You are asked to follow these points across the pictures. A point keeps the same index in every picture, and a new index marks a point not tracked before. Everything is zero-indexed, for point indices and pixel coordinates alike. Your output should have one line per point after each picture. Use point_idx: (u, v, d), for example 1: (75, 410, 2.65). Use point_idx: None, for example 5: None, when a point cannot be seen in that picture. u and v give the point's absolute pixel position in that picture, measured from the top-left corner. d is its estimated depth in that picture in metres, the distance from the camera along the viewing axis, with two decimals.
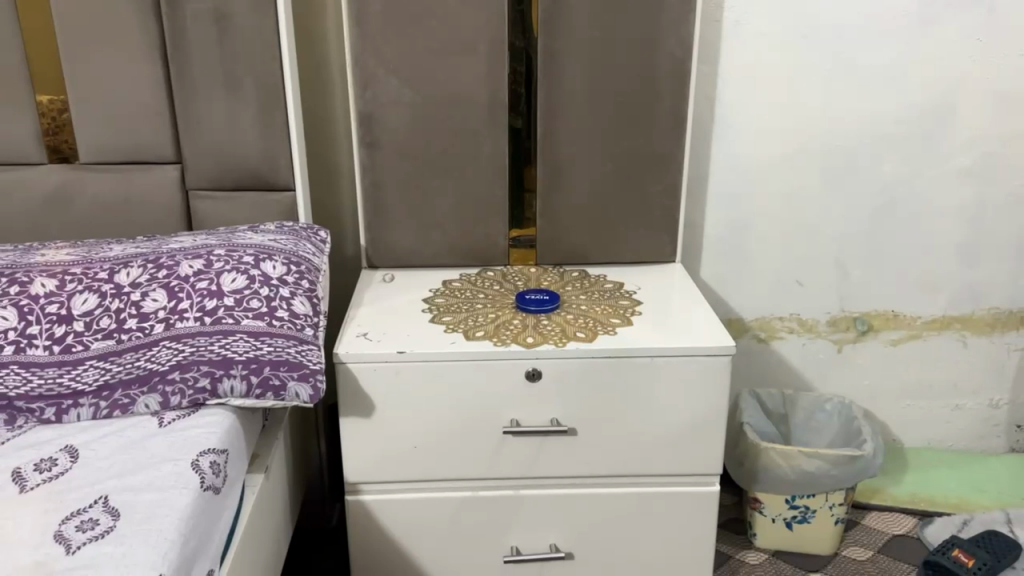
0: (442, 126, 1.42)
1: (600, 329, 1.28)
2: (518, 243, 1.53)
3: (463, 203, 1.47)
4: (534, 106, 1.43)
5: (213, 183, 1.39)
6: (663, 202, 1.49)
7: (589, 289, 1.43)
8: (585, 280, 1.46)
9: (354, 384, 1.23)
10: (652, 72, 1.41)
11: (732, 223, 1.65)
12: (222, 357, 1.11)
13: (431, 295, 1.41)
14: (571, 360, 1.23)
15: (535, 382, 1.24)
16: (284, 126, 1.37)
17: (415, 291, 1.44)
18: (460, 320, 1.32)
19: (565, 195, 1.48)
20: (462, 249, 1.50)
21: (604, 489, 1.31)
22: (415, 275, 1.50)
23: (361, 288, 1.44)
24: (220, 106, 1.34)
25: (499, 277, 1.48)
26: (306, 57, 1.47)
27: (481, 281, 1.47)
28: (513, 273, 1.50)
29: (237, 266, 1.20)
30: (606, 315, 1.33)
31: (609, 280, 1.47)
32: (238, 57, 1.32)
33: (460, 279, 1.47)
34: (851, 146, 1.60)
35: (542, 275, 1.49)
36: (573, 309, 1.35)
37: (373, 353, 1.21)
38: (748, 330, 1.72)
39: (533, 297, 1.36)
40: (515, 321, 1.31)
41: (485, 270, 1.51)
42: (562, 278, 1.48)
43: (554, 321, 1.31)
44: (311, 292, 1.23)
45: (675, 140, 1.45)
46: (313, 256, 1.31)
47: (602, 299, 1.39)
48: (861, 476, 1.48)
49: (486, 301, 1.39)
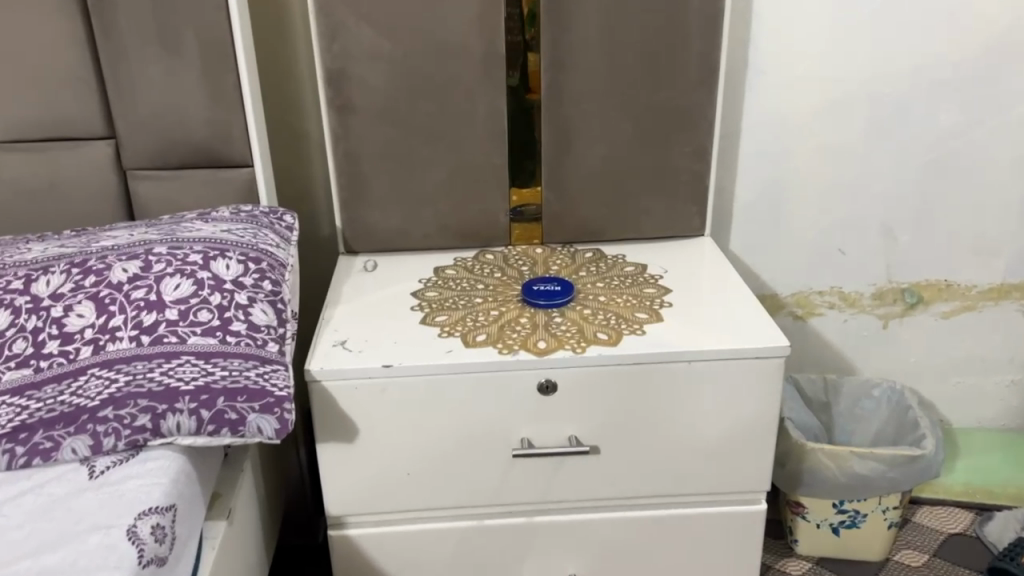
0: (427, 83, 1.19)
1: (623, 328, 1.07)
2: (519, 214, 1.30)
3: (456, 176, 1.25)
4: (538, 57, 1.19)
5: (155, 162, 1.16)
6: (692, 168, 1.27)
7: (608, 275, 1.22)
8: (602, 265, 1.25)
9: (333, 406, 1.02)
10: (679, 11, 1.17)
11: (767, 187, 1.43)
12: (164, 387, 0.90)
13: (420, 287, 1.20)
14: (592, 369, 1.03)
15: (549, 395, 1.04)
16: (236, 92, 1.13)
17: (402, 282, 1.22)
18: (458, 320, 1.11)
19: (577, 163, 1.25)
20: (456, 229, 1.28)
21: (633, 511, 1.12)
22: (403, 262, 1.28)
23: (338, 279, 1.23)
24: (156, 67, 1.10)
25: (500, 262, 1.27)
26: (262, 3, 1.22)
27: (479, 268, 1.25)
28: (516, 256, 1.28)
29: (181, 269, 0.98)
30: (630, 309, 1.12)
31: (630, 262, 1.25)
32: (173, 6, 1.07)
33: (454, 265, 1.26)
34: (903, 94, 1.37)
35: (551, 259, 1.27)
36: (590, 302, 1.14)
37: (354, 370, 1.00)
38: (783, 306, 1.52)
39: (542, 289, 1.14)
40: (524, 321, 1.10)
41: (483, 254, 1.29)
42: (574, 263, 1.26)
43: (569, 318, 1.10)
44: (274, 296, 1.02)
45: (705, 93, 1.22)
46: (276, 249, 1.09)
47: (622, 287, 1.18)
48: (921, 478, 1.30)
49: (486, 293, 1.17)
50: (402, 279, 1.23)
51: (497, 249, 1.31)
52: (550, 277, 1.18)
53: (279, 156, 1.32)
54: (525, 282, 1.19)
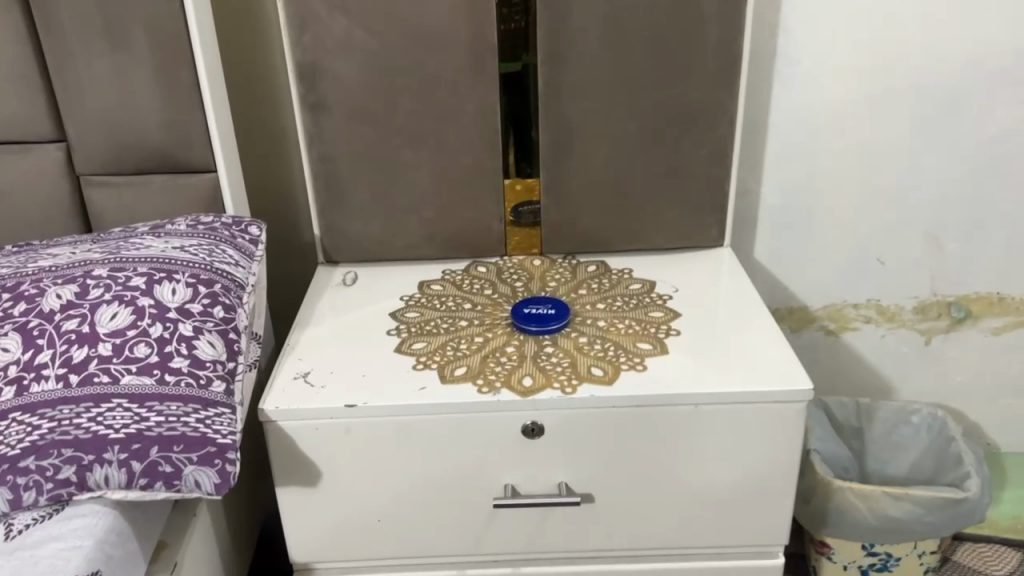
0: (409, 79, 1.06)
1: (620, 361, 0.94)
2: (517, 216, 1.17)
3: (443, 181, 1.12)
4: (534, 48, 1.06)
5: (110, 168, 1.05)
6: (709, 173, 1.12)
7: (610, 294, 1.09)
8: (606, 282, 1.12)
9: (292, 448, 0.91)
10: None
11: (796, 190, 1.28)
12: (91, 435, 0.79)
13: (401, 306, 1.08)
14: (583, 411, 0.90)
15: (535, 439, 0.92)
16: (194, 90, 1.02)
17: (382, 300, 1.10)
18: (437, 348, 0.99)
19: (579, 166, 1.12)
20: (445, 238, 1.16)
21: (632, 563, 1.01)
22: (386, 275, 1.16)
23: (313, 295, 1.11)
24: (103, 63, 0.99)
25: (492, 276, 1.14)
26: None
27: (468, 284, 1.12)
28: (511, 269, 1.16)
29: (120, 296, 0.88)
30: (631, 338, 0.99)
31: (636, 278, 1.12)
32: None
33: (441, 280, 1.13)
34: (955, 86, 1.20)
35: (549, 274, 1.14)
36: (587, 329, 1.01)
37: (313, 410, 0.89)
38: (813, 320, 1.38)
39: (534, 312, 1.02)
40: (510, 351, 0.98)
41: (475, 267, 1.17)
42: (574, 280, 1.13)
43: (562, 348, 0.97)
44: (225, 325, 0.91)
45: (724, 88, 1.08)
46: (234, 267, 0.98)
47: (625, 309, 1.05)
48: (964, 522, 1.16)
49: (472, 315, 1.05)
50: (382, 296, 1.11)
51: (491, 260, 1.19)
52: (545, 297, 1.06)
53: (254, 156, 1.20)
54: (517, 302, 1.06)
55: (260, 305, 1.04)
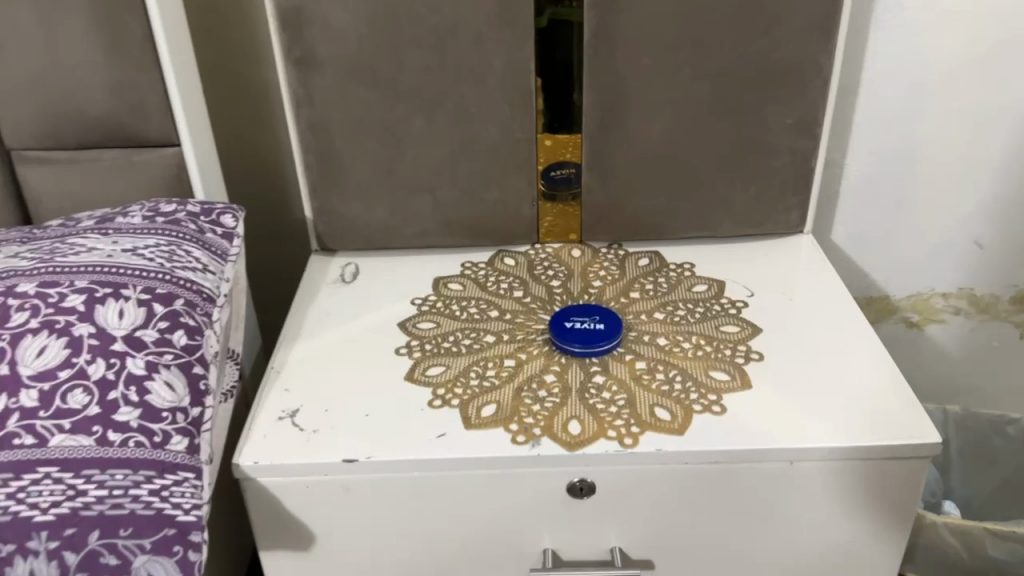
0: (421, 28, 0.83)
1: (689, 401, 0.75)
2: (551, 181, 0.95)
3: (463, 155, 0.91)
4: None
5: (48, 143, 0.84)
6: (793, 146, 0.91)
7: (669, 299, 0.88)
8: (663, 283, 0.91)
9: (278, 508, 0.73)
10: None
11: (886, 162, 1.06)
12: (11, 517, 0.61)
13: (412, 314, 0.88)
14: (646, 468, 0.71)
15: (582, 498, 0.72)
16: (147, 44, 0.79)
17: (388, 304, 0.90)
18: (459, 374, 0.79)
19: (632, 136, 0.90)
20: (464, 224, 0.95)
21: None
22: (393, 270, 0.96)
23: (303, 296, 0.91)
24: (27, 10, 0.76)
25: (522, 271, 0.94)
26: None
27: (493, 283, 0.92)
28: (545, 262, 0.95)
29: (50, 323, 0.68)
30: (700, 364, 0.79)
31: (700, 277, 0.91)
32: None
33: (459, 278, 0.93)
34: None
35: (590, 271, 0.94)
36: (643, 351, 0.81)
37: (303, 465, 0.70)
38: (895, 310, 1.18)
39: (579, 327, 0.82)
40: (550, 381, 0.78)
41: (501, 260, 0.96)
42: (622, 279, 0.92)
43: (615, 378, 0.78)
44: (188, 356, 0.71)
45: (819, 41, 0.85)
46: (201, 273, 0.78)
47: (690, 321, 0.85)
48: None
49: (501, 327, 0.85)
50: (388, 299, 0.91)
51: (521, 250, 0.98)
52: (591, 304, 0.86)
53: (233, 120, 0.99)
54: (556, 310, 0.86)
55: (238, 314, 0.84)
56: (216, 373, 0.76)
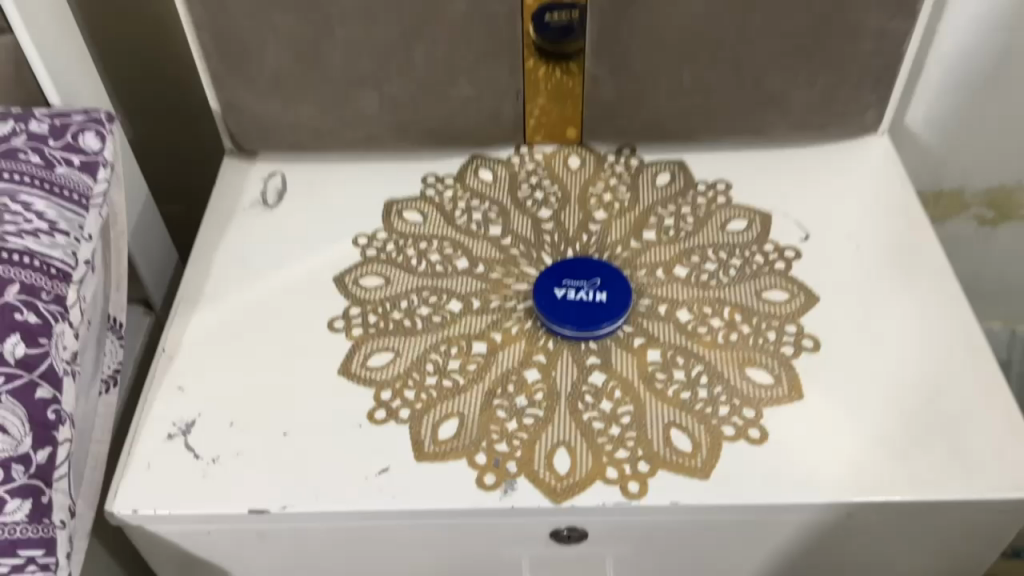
0: None
1: (717, 421, 0.56)
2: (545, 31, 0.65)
3: (419, 38, 0.65)
4: None
5: None
6: (882, 29, 0.65)
7: (695, 245, 0.67)
8: (687, 218, 0.69)
9: (177, 551, 0.56)
10: None
11: (988, 27, 0.80)
12: None
13: (352, 264, 0.67)
14: (654, 518, 0.54)
15: (569, 542, 0.56)
16: None
17: (323, 246, 0.69)
18: (413, 364, 0.60)
19: (657, 13, 0.64)
20: (426, 127, 0.71)
21: None
22: (332, 187, 0.73)
23: (212, 231, 0.69)
24: None
25: (502, 195, 0.71)
26: None
27: (462, 215, 0.70)
28: (533, 180, 0.72)
29: None
30: (731, 358, 0.59)
31: (737, 209, 0.69)
32: None
33: (415, 209, 0.70)
34: None
35: (590, 196, 0.71)
36: (656, 334, 0.61)
37: (201, 513, 0.53)
38: (966, 205, 0.95)
39: (572, 298, 0.61)
40: (532, 383, 0.58)
41: (476, 176, 0.73)
42: (632, 210, 0.70)
43: (620, 377, 0.58)
44: (26, 375, 0.51)
45: None
46: (46, 236, 0.55)
47: (721, 284, 0.64)
48: None
49: (470, 289, 0.64)
50: (323, 237, 0.69)
51: (501, 158, 0.74)
52: (592, 259, 0.64)
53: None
54: (545, 266, 0.65)
55: (116, 269, 0.64)
56: (78, 376, 0.56)
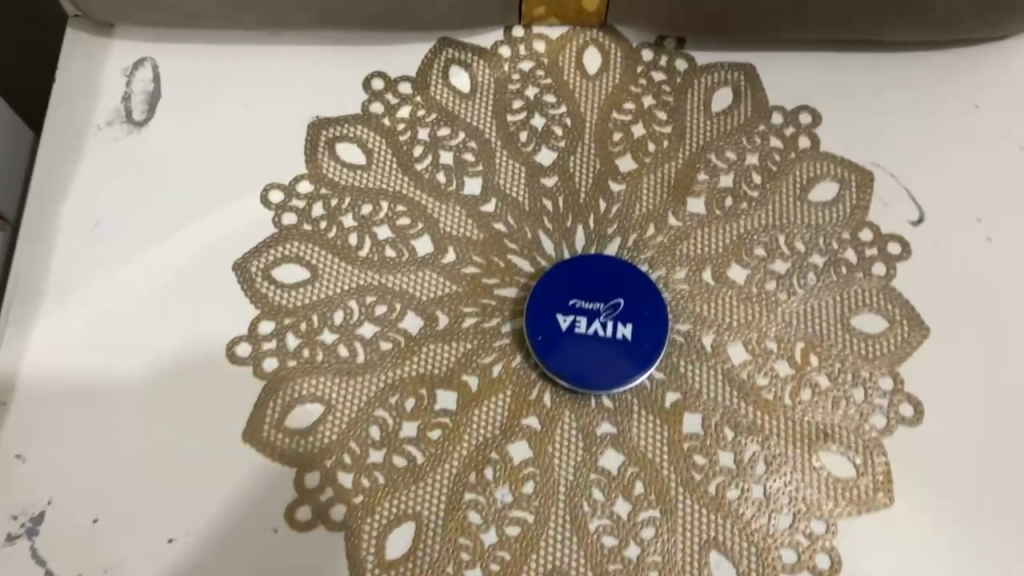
0: None
1: (771, 538, 0.40)
2: None
3: None
4: None
5: None
6: None
7: (763, 228, 0.46)
8: (753, 175, 0.47)
9: None
10: None
11: None
12: None
13: (259, 243, 0.46)
14: None
15: None
16: None
17: (217, 203, 0.47)
18: (350, 428, 0.42)
19: None
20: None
21: None
22: (233, 96, 0.50)
23: (54, 178, 0.48)
24: None
25: (485, 117, 0.49)
26: None
27: (424, 156, 0.48)
28: (532, 92, 0.49)
29: None
30: (798, 433, 0.42)
31: (826, 163, 0.48)
32: None
33: (356, 140, 0.48)
34: None
35: (613, 129, 0.48)
36: (693, 388, 0.43)
37: None
38: None
39: (582, 334, 0.43)
40: (521, 466, 0.41)
41: (445, 86, 0.49)
42: (672, 159, 0.48)
43: (643, 459, 0.41)
44: None
45: None
46: None
47: (796, 299, 0.45)
48: None
49: (436, 295, 0.45)
50: (216, 186, 0.48)
51: (484, 51, 0.50)
52: (613, 260, 0.44)
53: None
54: (549, 266, 0.45)
55: None
56: None
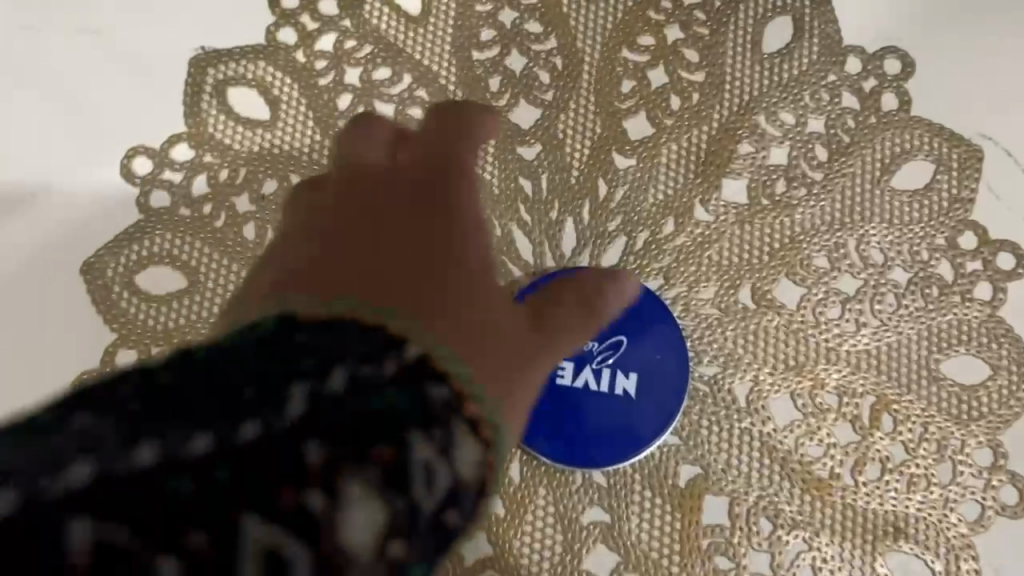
0: None
1: None
2: None
3: None
4: None
5: None
6: None
7: (824, 228, 0.33)
8: (814, 148, 0.34)
9: None
10: None
11: None
12: None
13: (116, 239, 0.33)
14: None
15: None
16: None
17: (62, 178, 0.34)
18: None
19: None
20: None
21: None
22: (90, 19, 0.36)
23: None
24: None
25: (442, 56, 0.35)
26: None
27: (354, 111, 0.34)
28: (507, 20, 0.35)
29: None
30: (857, 528, 0.31)
31: (918, 134, 0.34)
32: None
33: (257, 86, 0.34)
34: None
35: (622, 77, 0.34)
36: (718, 462, 0.31)
37: None
38: None
39: (565, 392, 0.31)
40: (474, 569, 0.30)
41: (386, 7, 0.35)
42: (704, 122, 0.34)
43: (643, 564, 0.30)
44: None
45: None
46: None
47: (864, 333, 0.32)
48: None
49: None
50: (59, 153, 0.34)
51: None
52: None
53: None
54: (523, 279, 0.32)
55: None
56: None
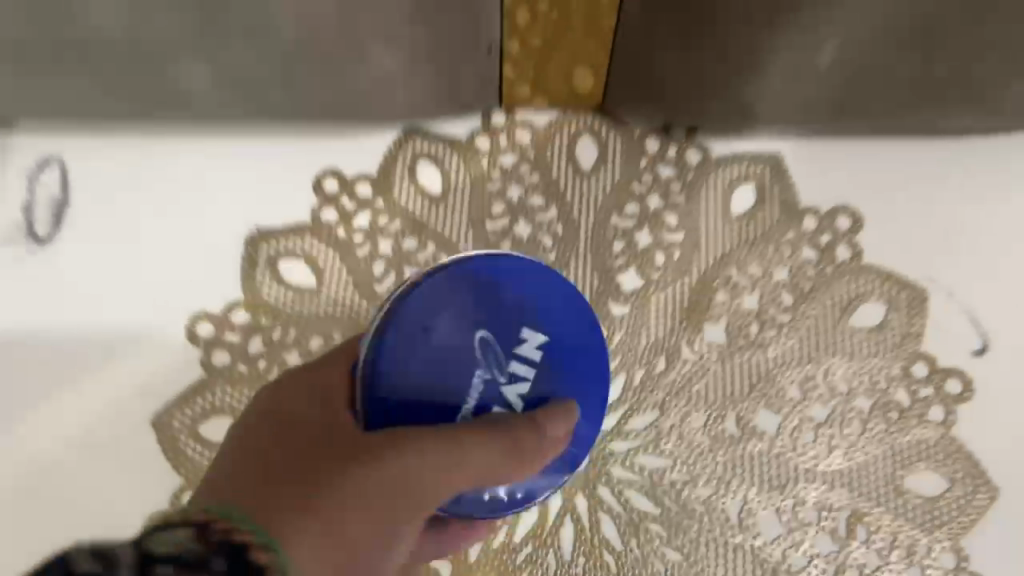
0: None
1: None
2: None
3: None
4: None
5: None
6: None
7: (794, 362, 0.38)
8: (782, 294, 0.39)
9: None
10: None
11: None
12: None
13: (187, 396, 0.38)
14: None
15: None
16: None
17: (127, 349, 0.39)
18: None
19: None
20: (316, 101, 0.37)
21: None
22: (144, 201, 0.41)
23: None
24: None
25: (461, 226, 0.41)
26: None
27: (387, 276, 0.40)
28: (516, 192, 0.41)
29: None
30: None
31: (870, 276, 0.39)
32: None
33: (303, 257, 0.40)
34: None
35: (613, 239, 0.40)
36: (717, 571, 0.36)
37: None
38: None
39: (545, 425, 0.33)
40: None
41: (412, 189, 0.41)
42: (685, 275, 0.40)
43: None
44: None
45: None
46: None
47: (836, 452, 0.37)
48: None
49: None
50: (128, 325, 0.39)
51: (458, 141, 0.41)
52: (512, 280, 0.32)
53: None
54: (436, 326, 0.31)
55: None
56: None
